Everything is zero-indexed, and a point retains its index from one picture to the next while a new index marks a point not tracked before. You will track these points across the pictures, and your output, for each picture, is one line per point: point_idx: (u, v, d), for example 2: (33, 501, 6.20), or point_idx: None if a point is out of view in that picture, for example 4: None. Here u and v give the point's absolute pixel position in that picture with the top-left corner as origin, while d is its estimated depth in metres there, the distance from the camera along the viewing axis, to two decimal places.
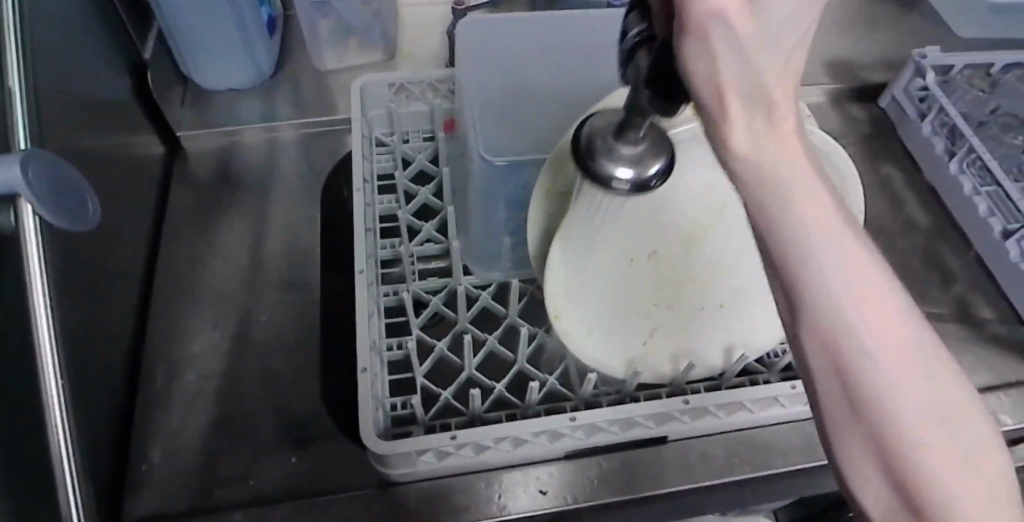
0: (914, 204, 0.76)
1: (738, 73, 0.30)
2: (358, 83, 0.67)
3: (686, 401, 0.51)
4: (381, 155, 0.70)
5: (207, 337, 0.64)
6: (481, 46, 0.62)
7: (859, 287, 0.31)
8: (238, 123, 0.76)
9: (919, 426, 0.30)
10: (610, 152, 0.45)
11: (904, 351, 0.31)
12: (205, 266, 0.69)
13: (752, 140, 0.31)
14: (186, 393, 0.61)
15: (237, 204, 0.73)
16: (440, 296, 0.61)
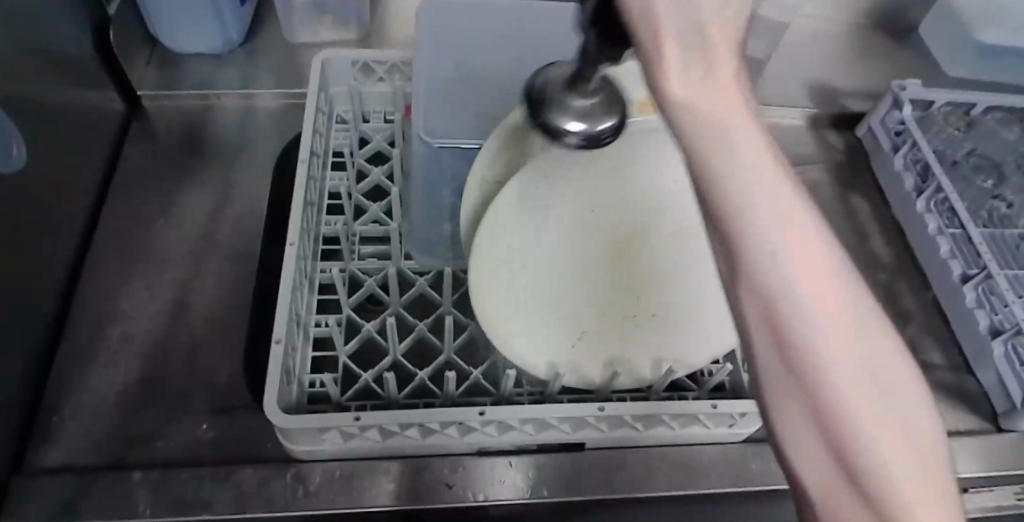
0: (878, 239, 0.74)
1: (678, 10, 0.28)
2: (321, 55, 0.66)
3: (601, 410, 0.49)
4: (337, 132, 0.70)
5: (140, 297, 0.64)
6: (435, 31, 0.61)
7: (808, 266, 0.27)
8: (217, 88, 0.76)
9: (872, 416, 0.26)
10: (562, 106, 0.43)
11: (855, 332, 0.27)
12: (150, 222, 0.68)
13: (688, 88, 0.28)
14: (111, 350, 0.60)
15: (198, 168, 0.73)
16: (374, 279, 0.61)
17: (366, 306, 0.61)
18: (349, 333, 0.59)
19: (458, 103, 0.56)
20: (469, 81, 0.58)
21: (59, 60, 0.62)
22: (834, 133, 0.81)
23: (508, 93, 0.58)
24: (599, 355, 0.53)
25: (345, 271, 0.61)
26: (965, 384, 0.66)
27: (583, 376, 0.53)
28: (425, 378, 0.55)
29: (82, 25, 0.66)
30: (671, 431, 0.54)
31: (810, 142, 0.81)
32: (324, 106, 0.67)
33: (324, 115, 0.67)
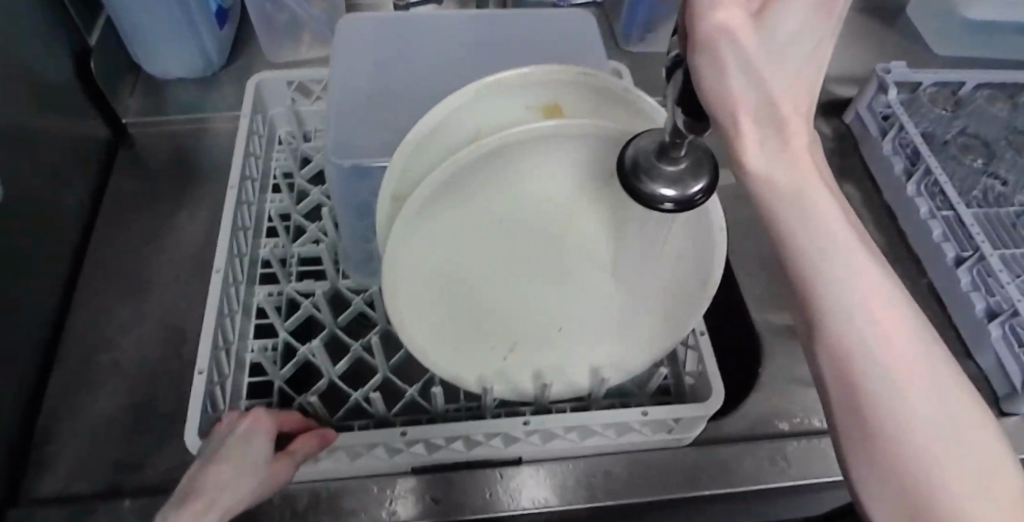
0: (869, 224, 0.73)
1: (748, 94, 0.33)
2: (256, 78, 0.69)
3: (527, 423, 0.51)
4: (277, 154, 0.72)
5: (129, 324, 0.64)
6: (353, 50, 0.61)
7: (885, 325, 0.35)
8: (207, 110, 0.77)
9: (931, 444, 0.34)
10: (652, 172, 0.41)
11: (925, 378, 0.35)
12: (136, 251, 0.69)
13: (765, 159, 0.35)
14: (100, 380, 0.61)
15: (185, 191, 0.73)
16: (313, 298, 0.63)
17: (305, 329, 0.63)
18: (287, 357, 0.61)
19: (369, 119, 0.57)
20: (384, 101, 0.59)
21: (42, 91, 0.63)
22: (822, 119, 0.80)
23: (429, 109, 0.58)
24: (531, 366, 0.56)
25: (284, 294, 0.63)
26: (966, 369, 0.64)
27: (515, 388, 0.55)
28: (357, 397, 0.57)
29: (63, 58, 0.66)
30: (609, 440, 0.54)
31: None
32: (260, 127, 0.70)
33: (260, 137, 0.69)
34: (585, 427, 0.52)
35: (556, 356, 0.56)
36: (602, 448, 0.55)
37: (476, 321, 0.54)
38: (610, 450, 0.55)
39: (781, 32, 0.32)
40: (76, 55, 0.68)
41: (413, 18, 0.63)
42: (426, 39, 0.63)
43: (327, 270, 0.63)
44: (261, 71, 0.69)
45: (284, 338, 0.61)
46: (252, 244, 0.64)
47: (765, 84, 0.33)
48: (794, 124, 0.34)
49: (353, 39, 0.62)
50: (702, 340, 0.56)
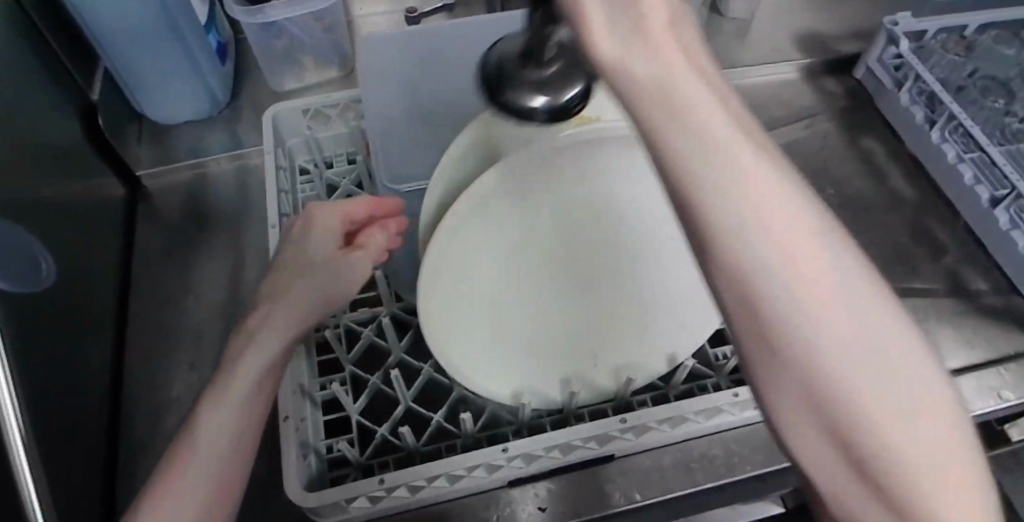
0: (896, 177, 0.74)
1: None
2: (272, 111, 0.66)
3: (623, 421, 0.51)
4: (303, 185, 0.69)
5: (187, 380, 0.62)
6: (380, 73, 0.64)
7: (789, 256, 0.30)
8: (208, 154, 0.74)
9: (878, 410, 0.29)
10: (518, 83, 0.50)
11: (851, 316, 0.30)
12: (177, 306, 0.66)
13: (624, 56, 0.31)
14: (168, 444, 0.58)
15: (209, 235, 0.70)
16: (369, 327, 0.60)
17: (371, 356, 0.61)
18: (356, 390, 0.59)
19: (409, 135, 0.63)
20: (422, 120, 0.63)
21: (59, 153, 0.60)
22: (832, 78, 0.80)
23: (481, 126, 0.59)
24: (615, 362, 0.57)
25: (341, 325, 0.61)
26: (1015, 305, 0.66)
27: (598, 386, 0.56)
28: (440, 421, 0.55)
29: (74, 119, 0.63)
30: (700, 424, 0.54)
31: (810, 91, 0.80)
32: (284, 162, 0.67)
33: (284, 171, 0.67)
34: (680, 415, 0.52)
35: (635, 350, 0.57)
36: (696, 433, 0.55)
37: (538, 332, 0.56)
38: (697, 435, 0.56)
39: None
40: (84, 113, 0.64)
41: (435, 29, 0.65)
42: (458, 55, 0.65)
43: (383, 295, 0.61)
44: (273, 104, 0.66)
45: (350, 370, 0.58)
46: None
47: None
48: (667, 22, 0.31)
49: (375, 54, 0.64)
50: None
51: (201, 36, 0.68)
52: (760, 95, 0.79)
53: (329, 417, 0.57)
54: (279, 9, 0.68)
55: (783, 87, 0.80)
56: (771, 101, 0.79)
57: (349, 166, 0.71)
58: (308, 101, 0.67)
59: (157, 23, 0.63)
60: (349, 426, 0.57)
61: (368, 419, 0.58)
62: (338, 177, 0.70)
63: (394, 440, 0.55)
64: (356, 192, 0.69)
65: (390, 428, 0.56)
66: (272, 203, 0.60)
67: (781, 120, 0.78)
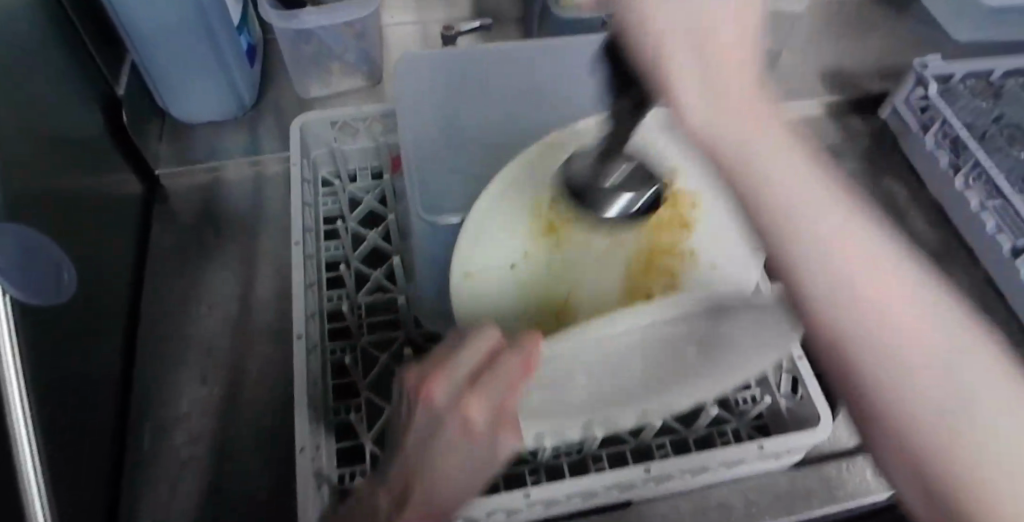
0: (916, 222, 0.74)
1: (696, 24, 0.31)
2: (301, 119, 0.66)
3: (649, 470, 0.50)
4: (324, 196, 0.68)
5: (195, 393, 0.59)
6: (418, 102, 0.61)
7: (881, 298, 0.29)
8: (224, 158, 0.72)
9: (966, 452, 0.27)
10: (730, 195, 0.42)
11: (941, 338, 0.28)
12: (189, 313, 0.63)
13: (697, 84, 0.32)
14: (173, 462, 0.55)
15: (222, 242, 0.68)
16: (388, 352, 0.59)
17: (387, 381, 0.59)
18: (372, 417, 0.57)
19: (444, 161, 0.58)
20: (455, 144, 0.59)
21: (80, 147, 0.58)
22: (857, 117, 0.80)
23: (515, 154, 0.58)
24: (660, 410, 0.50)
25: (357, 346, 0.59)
26: None
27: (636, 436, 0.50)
28: None
29: (95, 112, 0.61)
30: (722, 474, 0.53)
31: (835, 129, 0.80)
32: (307, 173, 0.65)
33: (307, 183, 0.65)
34: (705, 466, 0.51)
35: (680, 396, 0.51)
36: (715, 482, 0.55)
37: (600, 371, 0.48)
38: (716, 483, 0.55)
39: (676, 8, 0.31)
40: (105, 106, 0.63)
41: (468, 56, 0.64)
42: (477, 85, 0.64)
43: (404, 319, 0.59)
44: (303, 112, 0.66)
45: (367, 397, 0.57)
46: (318, 299, 0.60)
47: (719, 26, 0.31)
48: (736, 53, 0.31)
49: (410, 78, 0.62)
50: (803, 364, 0.54)
51: (232, 36, 0.66)
52: None
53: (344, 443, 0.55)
54: (313, 16, 0.68)
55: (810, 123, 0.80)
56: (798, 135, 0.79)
57: (373, 181, 0.69)
58: (338, 113, 0.67)
59: (189, 19, 0.62)
60: (361, 453, 0.55)
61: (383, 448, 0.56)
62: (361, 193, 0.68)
63: None
64: (378, 209, 0.68)
65: None
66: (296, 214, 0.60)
67: None
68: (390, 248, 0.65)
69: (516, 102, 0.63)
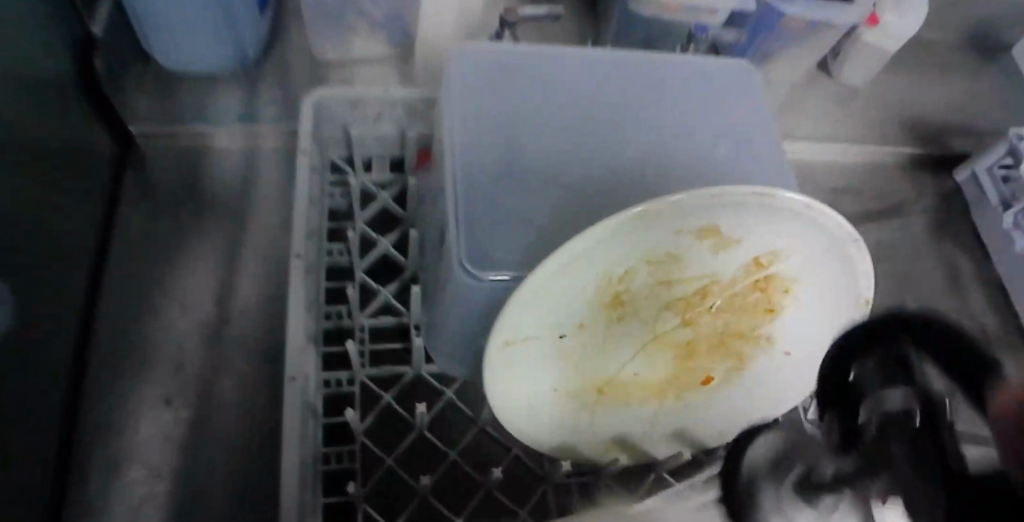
0: (978, 303, 0.67)
1: None
2: (313, 97, 0.55)
3: None
4: (331, 187, 0.58)
5: (158, 418, 0.50)
6: (471, 114, 0.46)
7: None
8: (218, 124, 0.61)
9: None
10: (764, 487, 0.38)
11: None
12: (156, 314, 0.54)
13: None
14: (124, 501, 0.47)
15: (205, 228, 0.58)
16: (392, 391, 0.50)
17: (389, 425, 0.50)
18: (365, 468, 0.48)
19: (495, 203, 0.43)
20: (513, 176, 0.44)
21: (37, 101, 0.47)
22: (927, 173, 0.72)
23: (596, 192, 0.45)
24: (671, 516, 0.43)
25: (356, 382, 0.50)
26: None
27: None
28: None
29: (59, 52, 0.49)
30: None
31: (904, 183, 0.72)
32: (314, 162, 0.55)
33: (313, 174, 0.55)
34: None
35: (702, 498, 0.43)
36: None
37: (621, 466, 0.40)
38: None
39: None
40: (75, 46, 0.51)
41: (539, 58, 0.50)
42: (567, 92, 0.49)
43: (415, 358, 0.50)
44: (316, 89, 0.55)
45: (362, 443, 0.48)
46: (314, 319, 0.50)
47: None
48: None
49: (463, 78, 0.48)
50: None
51: None
52: (852, 176, 0.71)
53: (331, 498, 0.47)
54: None
55: (878, 172, 0.72)
56: (864, 184, 0.71)
57: (390, 175, 0.59)
58: (359, 92, 0.55)
59: None
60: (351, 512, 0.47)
61: (376, 506, 0.47)
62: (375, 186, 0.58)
63: None
64: (393, 207, 0.58)
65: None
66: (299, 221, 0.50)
67: (871, 211, 0.69)
68: (404, 260, 0.56)
69: (642, 125, 0.49)
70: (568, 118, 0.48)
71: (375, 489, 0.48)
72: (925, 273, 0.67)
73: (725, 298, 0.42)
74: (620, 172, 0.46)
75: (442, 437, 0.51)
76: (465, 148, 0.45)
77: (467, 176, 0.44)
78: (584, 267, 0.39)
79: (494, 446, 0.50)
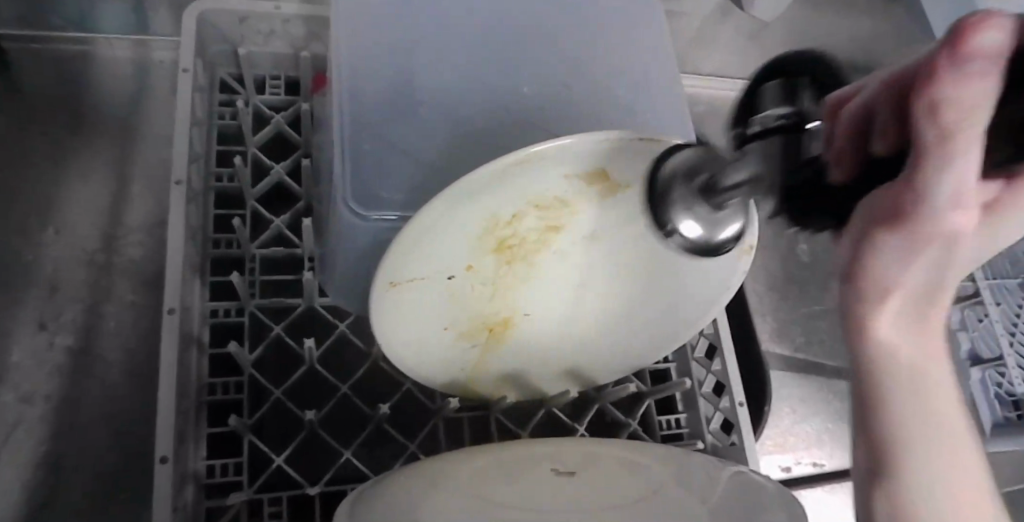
0: None
1: (920, 289, 0.24)
2: (197, 9, 0.51)
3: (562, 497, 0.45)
4: (220, 106, 0.54)
5: (32, 343, 0.48)
6: (373, 37, 0.44)
7: (923, 333, 0.26)
8: (103, 31, 0.57)
9: (918, 452, 0.26)
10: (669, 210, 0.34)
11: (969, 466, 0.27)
12: (29, 236, 0.51)
13: (903, 332, 0.25)
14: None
15: (88, 146, 0.55)
16: (281, 323, 0.49)
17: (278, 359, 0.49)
18: (252, 400, 0.48)
19: (381, 136, 0.41)
20: (401, 107, 0.42)
21: None
22: None
23: (496, 128, 0.43)
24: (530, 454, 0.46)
25: (244, 313, 0.48)
26: None
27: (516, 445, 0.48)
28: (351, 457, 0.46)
29: None
30: None
31: None
32: (201, 77, 0.52)
33: (199, 91, 0.51)
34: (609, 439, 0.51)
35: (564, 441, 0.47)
36: None
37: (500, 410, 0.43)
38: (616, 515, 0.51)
39: (992, 242, 0.24)
40: None
41: None
42: (471, 19, 0.46)
43: (306, 290, 0.49)
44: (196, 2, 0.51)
45: (249, 376, 0.47)
46: (199, 249, 0.48)
47: (950, 274, 0.24)
48: (946, 320, 0.26)
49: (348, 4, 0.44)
50: (742, 411, 0.52)
51: None
52: None
53: (217, 430, 0.46)
54: None
55: None
56: None
57: (286, 97, 0.56)
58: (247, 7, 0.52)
59: None
60: (237, 445, 0.47)
61: (261, 438, 0.47)
62: (268, 108, 0.55)
63: (292, 471, 0.46)
64: (289, 132, 0.55)
65: (292, 454, 0.46)
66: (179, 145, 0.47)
67: None
68: (299, 188, 0.53)
69: (548, 59, 0.46)
70: (475, 45, 0.45)
71: (262, 421, 0.48)
72: None
73: (612, 243, 0.43)
74: (527, 107, 0.44)
75: (334, 370, 0.50)
76: (355, 80, 0.42)
77: (355, 106, 0.41)
78: (472, 211, 0.38)
79: (387, 379, 0.51)
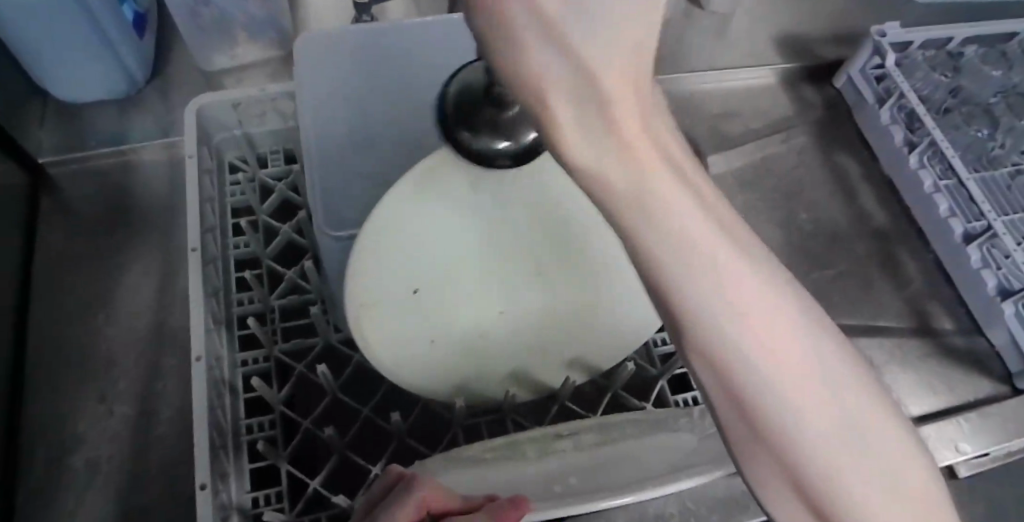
0: (867, 202, 0.72)
1: (559, 70, 0.24)
2: (194, 103, 0.58)
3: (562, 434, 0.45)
4: (230, 185, 0.61)
5: (94, 413, 0.56)
6: (326, 85, 0.49)
7: (638, 167, 0.25)
8: (131, 141, 0.66)
9: (806, 406, 0.25)
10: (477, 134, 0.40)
11: (836, 395, 0.26)
12: (84, 325, 0.60)
13: (586, 151, 0.25)
14: (74, 484, 0.54)
15: (129, 239, 0.64)
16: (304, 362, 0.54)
17: (306, 393, 0.54)
18: (286, 435, 0.52)
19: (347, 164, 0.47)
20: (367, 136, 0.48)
21: None
22: (807, 87, 0.77)
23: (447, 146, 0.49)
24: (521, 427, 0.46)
25: (269, 358, 0.54)
26: (977, 345, 0.65)
27: None
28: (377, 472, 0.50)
29: None
30: None
31: (786, 104, 0.77)
32: (208, 162, 0.59)
33: (207, 173, 0.58)
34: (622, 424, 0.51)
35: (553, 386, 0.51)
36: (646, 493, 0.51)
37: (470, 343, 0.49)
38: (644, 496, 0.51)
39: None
40: None
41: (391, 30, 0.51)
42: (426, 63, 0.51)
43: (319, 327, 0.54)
44: (195, 98, 0.58)
45: (280, 413, 0.52)
46: (223, 306, 0.55)
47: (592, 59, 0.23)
48: (622, 110, 0.24)
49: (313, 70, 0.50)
50: None
51: (113, 9, 0.59)
52: (732, 104, 0.76)
53: (258, 465, 0.50)
54: None
55: (759, 96, 0.76)
56: (747, 110, 0.76)
57: (284, 167, 0.63)
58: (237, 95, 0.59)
59: None
60: (279, 476, 0.51)
61: (297, 469, 0.51)
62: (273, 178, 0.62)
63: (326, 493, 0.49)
64: (293, 197, 0.62)
65: (325, 478, 0.50)
66: (192, 221, 0.54)
67: (757, 133, 0.75)
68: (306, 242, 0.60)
69: None
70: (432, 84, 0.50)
71: (297, 452, 0.52)
72: (813, 183, 0.73)
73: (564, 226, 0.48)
74: None
75: (356, 401, 0.54)
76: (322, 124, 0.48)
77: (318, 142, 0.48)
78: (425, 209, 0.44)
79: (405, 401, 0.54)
